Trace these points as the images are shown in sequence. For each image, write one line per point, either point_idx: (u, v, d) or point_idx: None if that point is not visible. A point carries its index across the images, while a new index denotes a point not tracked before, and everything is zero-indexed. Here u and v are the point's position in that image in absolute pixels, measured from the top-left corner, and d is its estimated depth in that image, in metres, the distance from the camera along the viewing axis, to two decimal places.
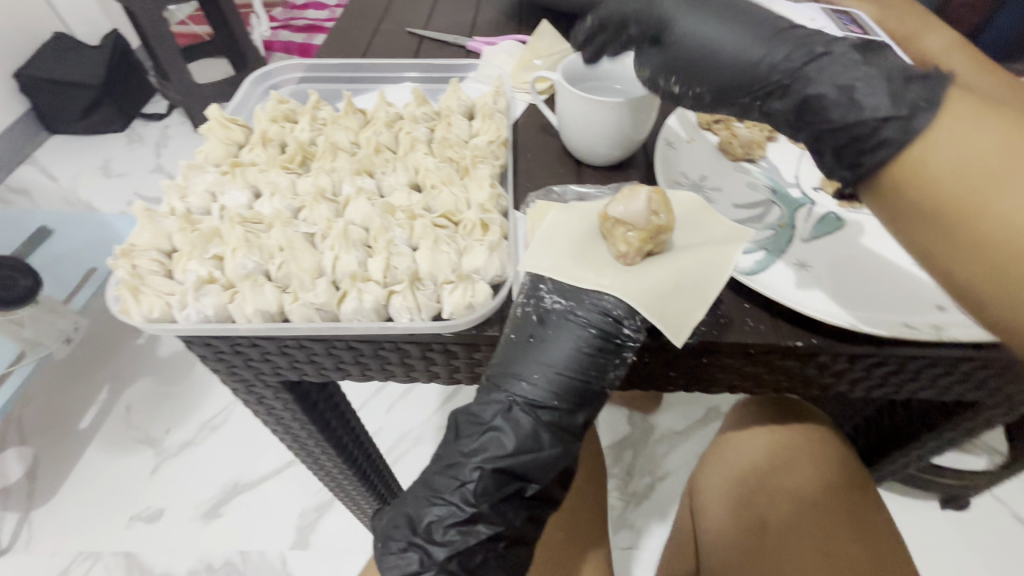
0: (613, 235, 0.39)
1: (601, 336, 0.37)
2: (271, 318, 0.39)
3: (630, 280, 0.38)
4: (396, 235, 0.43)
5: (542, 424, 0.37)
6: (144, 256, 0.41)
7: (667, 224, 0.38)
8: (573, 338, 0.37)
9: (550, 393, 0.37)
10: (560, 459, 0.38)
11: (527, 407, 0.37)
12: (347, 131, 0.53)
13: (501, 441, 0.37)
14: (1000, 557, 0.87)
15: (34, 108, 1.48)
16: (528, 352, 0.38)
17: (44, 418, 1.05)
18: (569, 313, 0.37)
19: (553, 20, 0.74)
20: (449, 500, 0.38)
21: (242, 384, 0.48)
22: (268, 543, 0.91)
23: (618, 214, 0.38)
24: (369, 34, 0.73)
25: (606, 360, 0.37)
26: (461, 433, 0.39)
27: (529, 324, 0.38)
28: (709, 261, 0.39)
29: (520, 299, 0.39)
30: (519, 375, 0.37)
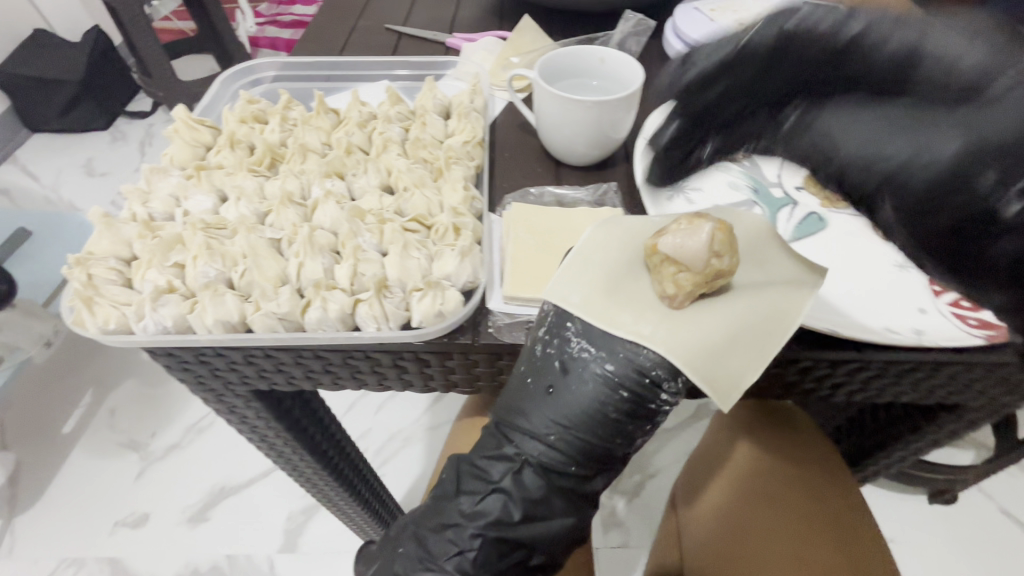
0: (660, 272, 0.33)
1: (630, 397, 0.32)
2: (232, 329, 0.37)
3: (676, 330, 0.33)
4: (365, 240, 0.41)
5: (552, 486, 0.34)
6: (101, 264, 0.39)
7: (729, 269, 0.33)
8: (600, 398, 0.32)
9: (566, 455, 0.33)
10: (571, 528, 0.35)
11: (539, 466, 0.34)
12: (317, 132, 0.51)
13: (505, 501, 0.34)
14: (987, 552, 0.87)
15: (14, 105, 1.45)
16: (547, 407, 0.33)
17: (25, 423, 1.03)
18: (601, 369, 0.33)
19: (535, 15, 0.73)
20: (443, 568, 0.33)
21: (211, 394, 0.46)
22: (255, 547, 0.90)
23: (669, 249, 0.33)
24: (346, 31, 0.71)
25: (632, 424, 0.33)
26: (462, 486, 0.35)
27: (551, 372, 0.34)
28: (767, 311, 0.34)
29: (542, 341, 0.35)
30: (536, 431, 0.34)
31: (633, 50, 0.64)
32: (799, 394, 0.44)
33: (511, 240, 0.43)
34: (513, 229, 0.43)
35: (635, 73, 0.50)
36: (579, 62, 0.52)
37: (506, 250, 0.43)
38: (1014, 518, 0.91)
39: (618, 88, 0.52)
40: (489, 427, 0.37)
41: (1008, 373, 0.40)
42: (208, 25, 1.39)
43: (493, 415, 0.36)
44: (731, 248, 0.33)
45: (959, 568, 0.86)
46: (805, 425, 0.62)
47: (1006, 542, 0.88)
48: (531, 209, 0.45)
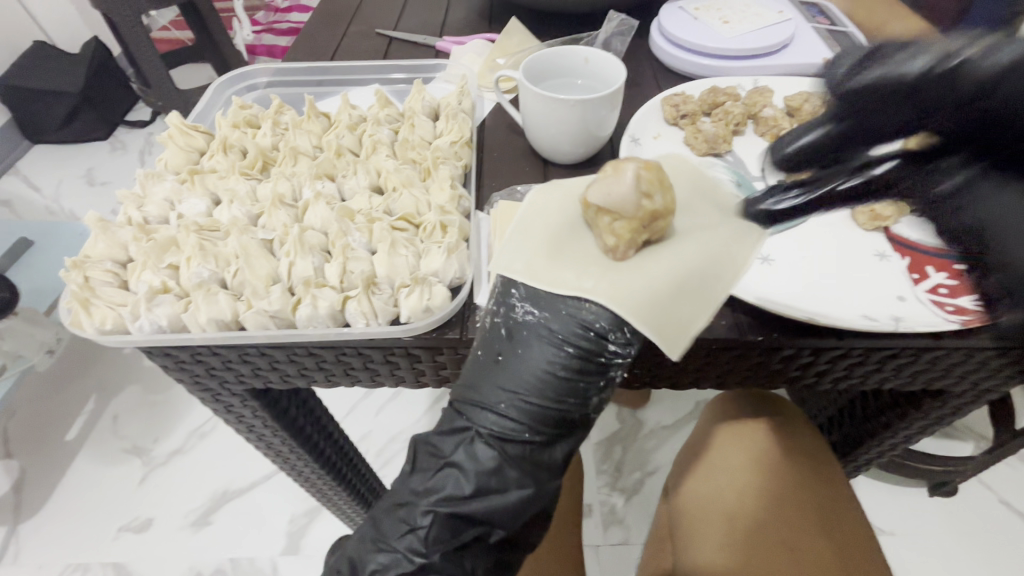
0: (599, 225, 0.35)
1: (577, 353, 0.34)
2: (226, 327, 0.38)
3: (616, 280, 0.34)
4: (354, 239, 0.42)
5: (511, 457, 0.34)
6: (97, 267, 0.40)
7: (663, 209, 0.34)
8: (545, 357, 0.34)
9: (522, 420, 0.34)
10: (530, 503, 0.34)
11: (495, 435, 0.34)
12: (308, 136, 0.52)
13: (461, 475, 0.34)
14: (987, 543, 0.87)
15: (15, 117, 1.47)
16: (497, 373, 0.35)
17: (29, 430, 1.04)
18: (546, 328, 0.34)
19: (523, 17, 0.74)
20: (393, 547, 0.34)
21: (207, 394, 0.47)
22: (257, 551, 0.91)
23: (600, 202, 0.34)
24: (337, 37, 0.72)
25: (584, 382, 0.34)
26: (416, 465, 0.36)
27: (498, 339, 0.35)
28: (708, 255, 0.35)
29: (493, 314, 0.36)
30: (491, 400, 0.34)
31: (618, 50, 0.65)
32: (783, 381, 0.45)
33: (497, 236, 0.44)
34: (500, 225, 0.44)
35: (618, 72, 0.51)
36: (563, 62, 0.53)
37: (493, 246, 0.44)
38: (1015, 508, 0.91)
39: (602, 87, 0.53)
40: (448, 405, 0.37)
41: (988, 358, 0.41)
42: (206, 35, 1.40)
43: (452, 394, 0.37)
44: (661, 192, 0.34)
45: (960, 559, 0.86)
46: (797, 417, 0.63)
47: (1007, 533, 0.88)
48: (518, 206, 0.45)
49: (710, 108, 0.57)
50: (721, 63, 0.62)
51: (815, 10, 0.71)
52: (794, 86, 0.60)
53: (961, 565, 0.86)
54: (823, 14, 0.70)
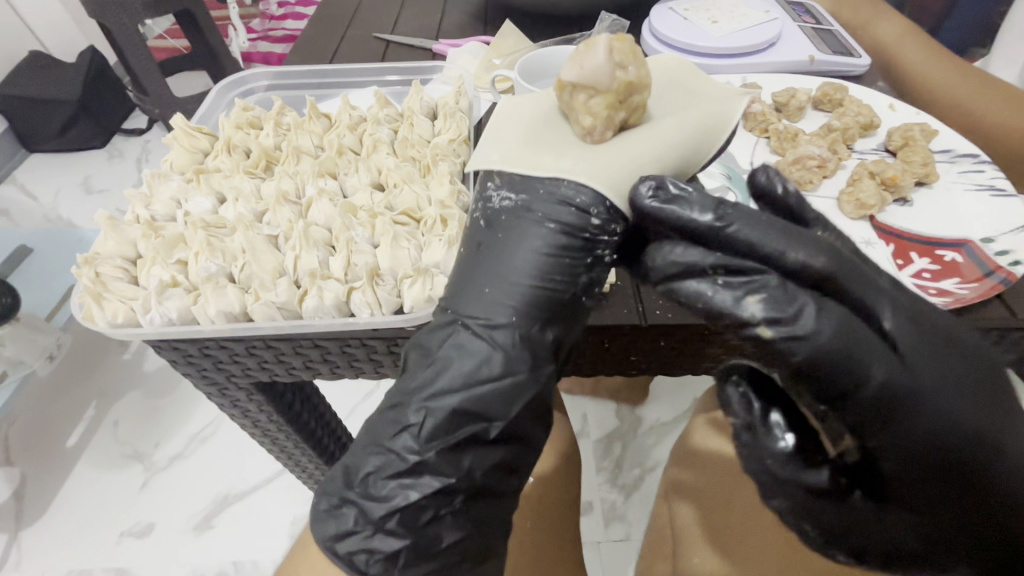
0: (575, 106, 0.37)
1: (564, 228, 0.35)
2: (235, 319, 0.40)
3: (595, 156, 0.36)
4: (358, 234, 0.44)
5: (498, 339, 0.35)
6: (107, 263, 0.42)
7: (637, 81, 0.37)
8: (529, 237, 0.36)
9: (507, 305, 0.35)
10: (521, 392, 0.35)
11: (481, 325, 0.35)
12: (311, 136, 0.54)
13: (453, 367, 0.35)
14: None
15: (11, 127, 1.48)
16: (479, 264, 0.37)
17: (30, 437, 1.04)
18: (523, 211, 0.36)
19: (517, 20, 0.75)
20: (388, 449, 0.36)
21: (214, 388, 0.48)
22: (260, 554, 0.91)
23: (573, 78, 0.37)
24: (336, 41, 0.74)
25: (574, 260, 0.36)
26: (407, 368, 0.37)
27: (481, 231, 0.37)
28: (682, 131, 0.37)
29: (480, 210, 0.38)
30: (476, 293, 0.36)
31: None
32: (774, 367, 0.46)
33: None
34: None
35: None
36: (556, 63, 0.55)
37: None
38: None
39: None
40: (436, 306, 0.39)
41: None
42: (203, 42, 1.42)
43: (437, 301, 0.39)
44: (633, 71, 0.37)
45: None
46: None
47: None
48: None
49: None
50: (710, 61, 0.64)
51: (801, 9, 0.73)
52: (781, 83, 0.61)
53: None
54: (808, 12, 0.72)
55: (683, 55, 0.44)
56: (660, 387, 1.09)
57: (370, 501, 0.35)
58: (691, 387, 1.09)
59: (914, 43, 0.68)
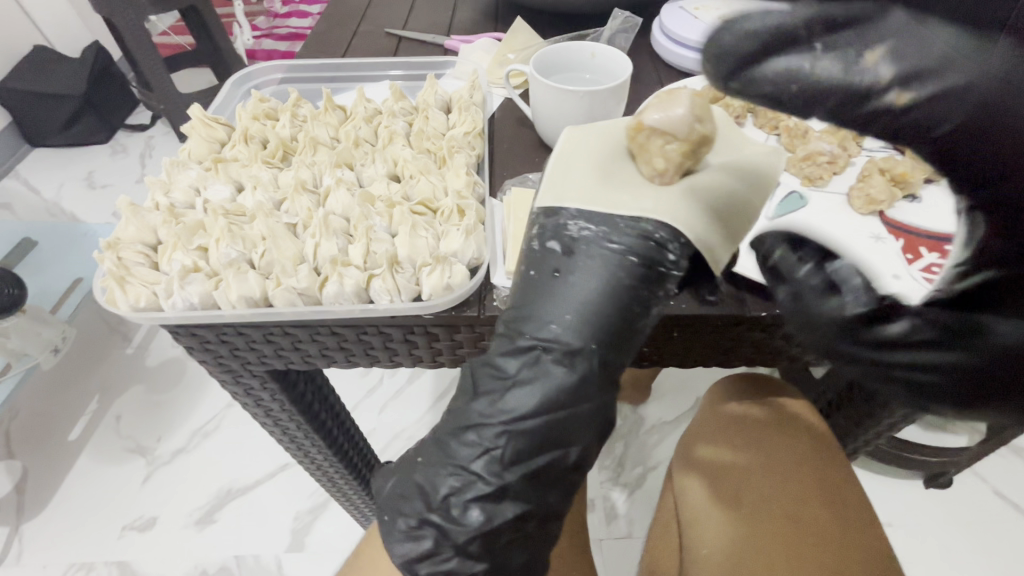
0: (648, 149, 0.37)
1: (645, 262, 0.36)
2: (255, 304, 0.40)
3: (668, 198, 0.37)
4: (376, 222, 0.44)
5: (569, 368, 0.35)
6: (129, 248, 0.43)
7: (712, 134, 0.37)
8: (601, 264, 0.35)
9: (575, 329, 0.35)
10: (597, 413, 0.35)
11: (561, 343, 0.35)
12: (327, 127, 0.54)
13: (537, 384, 0.35)
14: (990, 533, 0.84)
15: (16, 121, 1.48)
16: (548, 289, 0.36)
17: (31, 430, 1.03)
18: (590, 238, 0.36)
19: (527, 18, 0.76)
20: (472, 472, 0.35)
21: (229, 376, 0.47)
22: (262, 548, 0.89)
23: (654, 122, 0.36)
24: (349, 36, 0.74)
25: (648, 290, 0.36)
26: (479, 388, 0.37)
27: (556, 257, 0.36)
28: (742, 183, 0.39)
29: (545, 234, 0.37)
30: (542, 317, 0.36)
31: (621, 46, 0.68)
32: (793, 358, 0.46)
33: (512, 220, 0.46)
34: (514, 211, 0.47)
35: (623, 67, 0.54)
36: (571, 59, 0.56)
37: (508, 230, 0.46)
38: None
39: (609, 80, 0.56)
40: (498, 332, 0.38)
41: None
42: (207, 37, 1.42)
43: (503, 319, 0.38)
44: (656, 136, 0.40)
45: (960, 554, 0.82)
46: (800, 406, 0.63)
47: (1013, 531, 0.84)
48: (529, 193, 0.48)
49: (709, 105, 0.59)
50: None
51: None
52: None
53: (962, 556, 0.82)
54: None
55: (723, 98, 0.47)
56: (662, 387, 1.09)
57: (454, 526, 0.35)
58: (693, 387, 1.09)
59: None
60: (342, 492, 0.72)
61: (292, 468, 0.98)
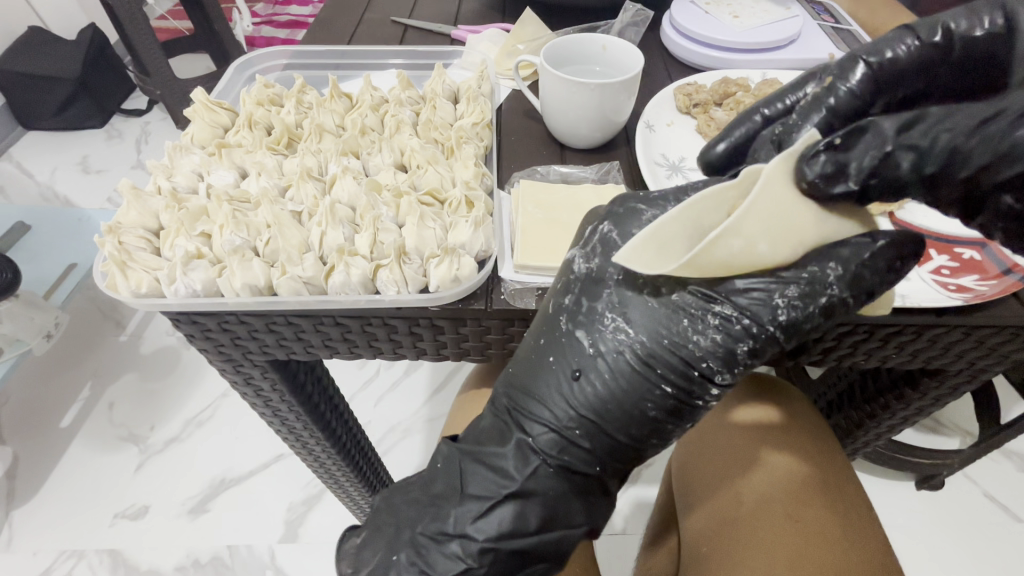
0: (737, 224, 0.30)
1: (676, 391, 0.34)
2: (259, 293, 0.40)
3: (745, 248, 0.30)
4: (382, 213, 0.44)
5: (569, 464, 0.37)
6: (131, 233, 0.42)
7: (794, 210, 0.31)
8: (627, 368, 0.35)
9: (575, 429, 0.36)
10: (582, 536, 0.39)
11: (563, 437, 0.36)
12: (332, 114, 0.53)
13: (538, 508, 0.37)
14: (978, 536, 0.85)
15: (9, 103, 1.45)
16: (568, 371, 0.36)
17: (22, 417, 1.01)
18: (637, 337, 0.35)
19: (535, 9, 0.75)
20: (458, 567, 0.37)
21: (228, 365, 0.46)
22: (255, 538, 0.89)
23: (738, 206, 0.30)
24: (353, 24, 0.73)
25: (670, 422, 0.35)
26: (467, 490, 0.39)
27: (586, 360, 0.36)
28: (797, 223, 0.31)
29: (576, 322, 0.36)
30: (556, 402, 0.36)
31: (630, 40, 0.67)
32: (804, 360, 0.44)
33: (519, 214, 0.45)
34: (521, 205, 0.46)
35: (634, 59, 0.53)
36: (582, 51, 0.56)
37: (516, 222, 0.45)
38: (1014, 513, 0.87)
39: (619, 74, 0.56)
40: (504, 405, 0.40)
41: (985, 336, 0.42)
42: (206, 24, 1.39)
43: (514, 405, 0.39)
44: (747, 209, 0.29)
45: (949, 555, 0.83)
46: (803, 408, 0.63)
47: (1003, 534, 0.85)
48: (533, 186, 0.48)
49: (721, 98, 0.59)
50: (731, 56, 0.64)
51: (820, 7, 0.73)
52: None
53: (953, 558, 0.83)
54: (827, 11, 0.72)
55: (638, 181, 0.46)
56: None
57: None
58: None
59: None
60: (339, 485, 0.71)
61: (287, 459, 0.97)
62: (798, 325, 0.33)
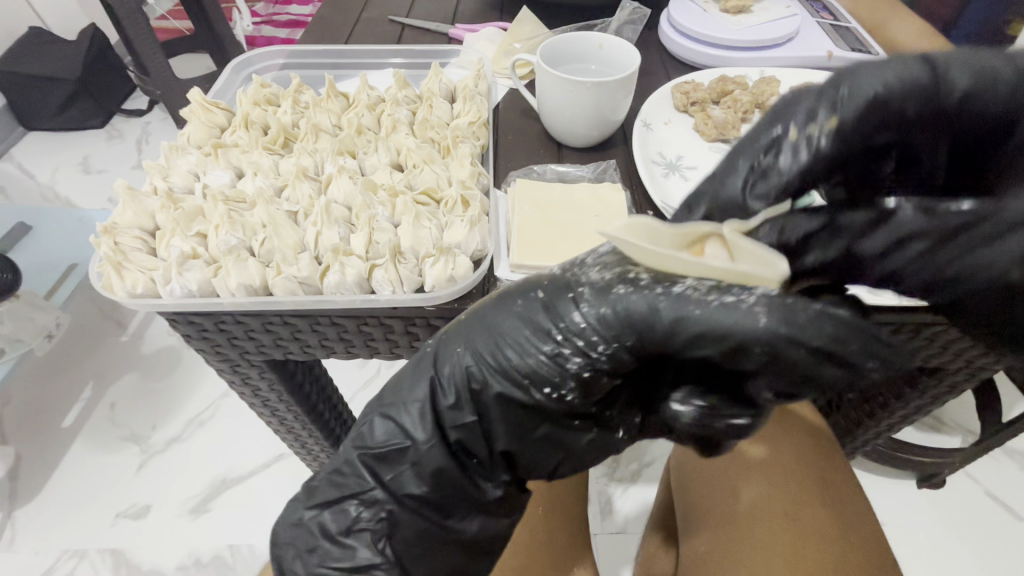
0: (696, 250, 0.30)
1: (557, 360, 0.34)
2: (254, 293, 0.40)
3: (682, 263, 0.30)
4: (379, 212, 0.44)
5: (430, 424, 0.36)
6: (126, 233, 0.42)
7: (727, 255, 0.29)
8: (523, 321, 0.35)
9: (451, 384, 0.36)
10: None
11: (438, 384, 0.37)
12: (328, 114, 0.53)
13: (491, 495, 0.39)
14: (980, 535, 0.84)
15: (10, 103, 1.45)
16: (479, 321, 0.36)
17: (23, 416, 1.02)
18: (544, 293, 0.35)
19: (533, 7, 0.75)
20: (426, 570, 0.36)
21: (225, 365, 0.46)
22: (255, 537, 0.89)
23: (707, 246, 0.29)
24: (350, 23, 0.73)
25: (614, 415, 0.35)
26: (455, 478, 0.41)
27: None
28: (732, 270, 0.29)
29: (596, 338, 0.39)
30: (449, 348, 0.37)
31: (628, 38, 0.67)
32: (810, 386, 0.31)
33: (515, 214, 0.45)
34: (517, 205, 0.46)
35: (631, 57, 0.53)
36: (578, 50, 0.55)
37: (512, 222, 0.45)
38: (1016, 512, 0.86)
39: (615, 72, 0.55)
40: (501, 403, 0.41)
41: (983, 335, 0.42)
42: (206, 24, 1.39)
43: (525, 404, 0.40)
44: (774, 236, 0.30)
45: (950, 554, 0.83)
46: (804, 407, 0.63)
47: (1005, 532, 0.84)
48: (529, 185, 0.48)
49: (718, 96, 0.59)
50: (729, 54, 0.64)
51: (819, 5, 0.73)
52: (799, 77, 0.62)
53: (953, 557, 0.82)
54: (827, 9, 0.72)
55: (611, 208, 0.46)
56: None
57: None
58: None
59: (929, 46, 0.65)
60: None
61: (287, 459, 0.97)
62: (694, 309, 0.29)
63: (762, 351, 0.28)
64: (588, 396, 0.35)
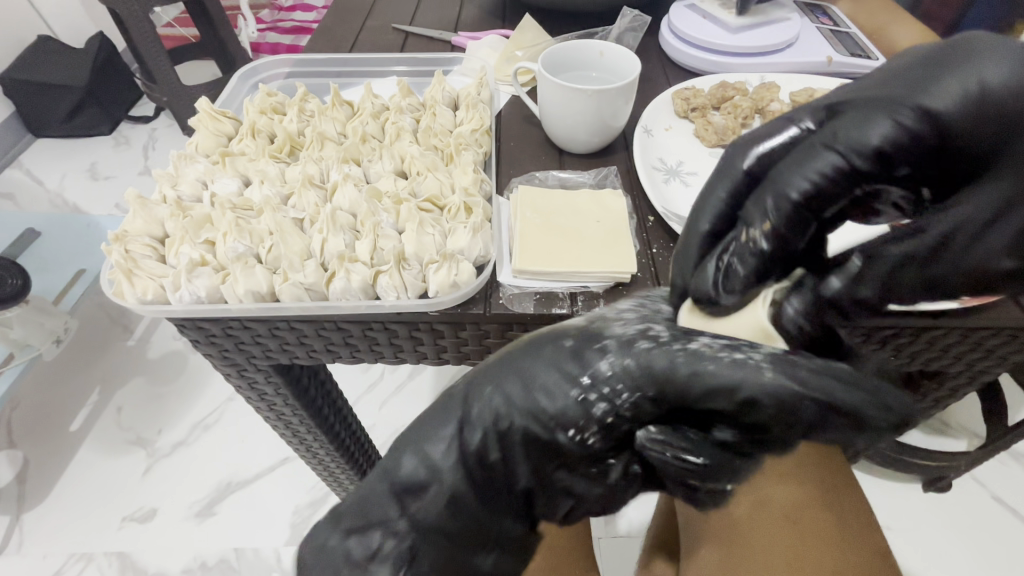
0: None
1: (594, 408, 0.29)
2: (261, 299, 0.40)
3: None
4: (383, 219, 0.45)
5: (458, 467, 0.31)
6: (137, 241, 0.43)
7: None
8: (561, 368, 0.30)
9: (482, 428, 0.30)
10: None
11: (467, 423, 0.31)
12: (333, 123, 0.54)
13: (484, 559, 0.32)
14: (986, 539, 0.84)
15: (19, 111, 1.47)
16: (509, 362, 0.31)
17: (32, 421, 1.03)
18: (574, 340, 0.30)
19: (534, 15, 0.76)
20: None
21: (233, 370, 0.47)
22: (261, 540, 0.90)
23: None
24: (354, 32, 0.74)
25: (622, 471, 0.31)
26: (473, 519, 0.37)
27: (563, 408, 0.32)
28: None
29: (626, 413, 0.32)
30: (480, 385, 0.31)
31: (629, 45, 0.68)
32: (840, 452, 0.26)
33: (518, 220, 0.46)
34: (520, 211, 0.47)
35: (632, 64, 0.54)
36: (578, 57, 0.56)
37: (515, 228, 0.46)
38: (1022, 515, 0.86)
39: (616, 79, 0.56)
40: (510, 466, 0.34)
41: (983, 338, 0.42)
42: (212, 31, 1.41)
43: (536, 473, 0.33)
44: None
45: (955, 557, 0.82)
46: None
47: (1011, 535, 0.84)
48: (530, 191, 0.49)
49: (719, 102, 0.60)
50: (729, 60, 0.65)
51: (818, 11, 0.73)
52: (798, 83, 0.62)
53: (958, 560, 0.82)
54: (826, 15, 0.73)
55: (611, 216, 0.47)
56: None
57: None
58: None
59: None
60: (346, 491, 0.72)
61: (292, 462, 0.98)
62: (739, 368, 0.25)
63: (773, 406, 0.24)
64: (621, 447, 0.30)
